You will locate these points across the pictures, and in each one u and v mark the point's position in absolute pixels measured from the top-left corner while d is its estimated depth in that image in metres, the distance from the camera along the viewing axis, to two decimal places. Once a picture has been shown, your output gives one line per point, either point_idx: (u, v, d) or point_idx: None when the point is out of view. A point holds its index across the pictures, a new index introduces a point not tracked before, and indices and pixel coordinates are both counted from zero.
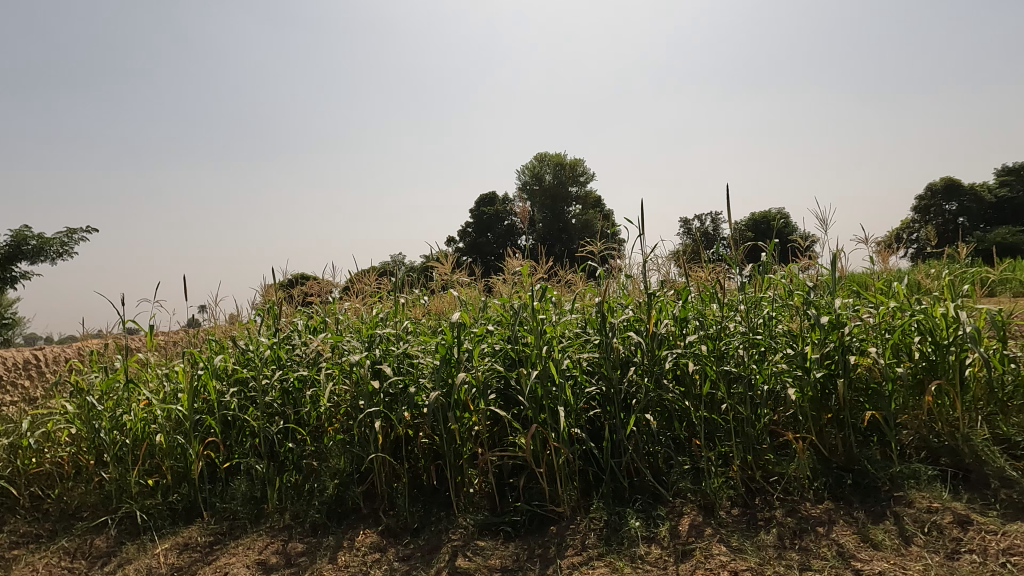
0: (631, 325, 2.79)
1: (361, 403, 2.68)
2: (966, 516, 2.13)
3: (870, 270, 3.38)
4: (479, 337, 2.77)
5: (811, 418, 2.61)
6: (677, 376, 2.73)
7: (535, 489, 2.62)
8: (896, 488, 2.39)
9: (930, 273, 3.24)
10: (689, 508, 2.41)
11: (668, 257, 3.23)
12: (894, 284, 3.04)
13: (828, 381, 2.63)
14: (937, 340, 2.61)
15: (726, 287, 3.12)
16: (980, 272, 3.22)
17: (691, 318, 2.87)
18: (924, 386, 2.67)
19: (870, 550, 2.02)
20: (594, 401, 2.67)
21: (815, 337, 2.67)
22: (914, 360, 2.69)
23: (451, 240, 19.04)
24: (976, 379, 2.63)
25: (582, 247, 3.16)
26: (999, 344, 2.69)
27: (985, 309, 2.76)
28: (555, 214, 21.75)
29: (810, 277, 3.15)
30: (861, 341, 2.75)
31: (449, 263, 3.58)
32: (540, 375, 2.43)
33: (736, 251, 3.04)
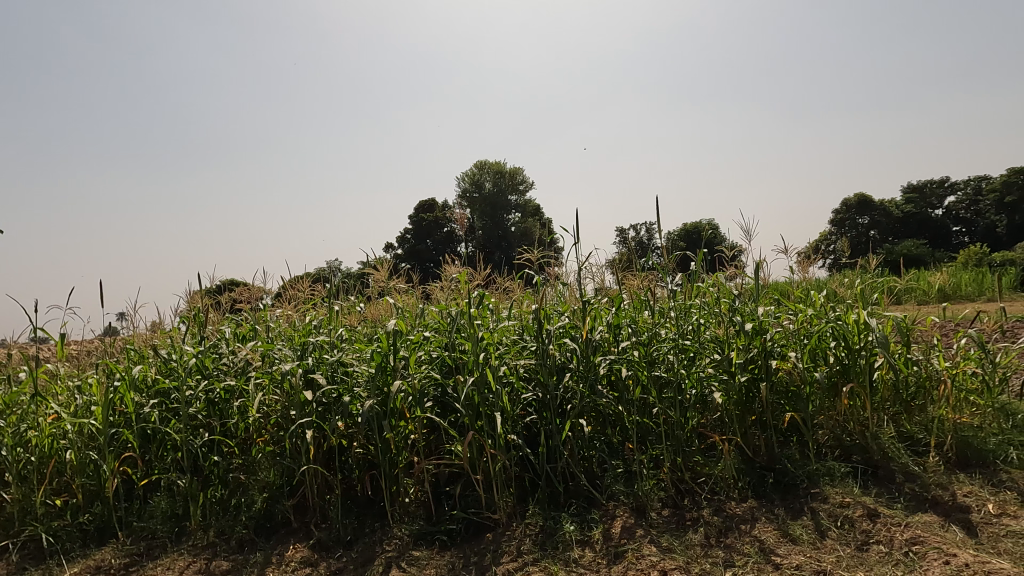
0: (567, 331, 2.84)
1: (292, 413, 2.60)
2: (875, 509, 2.28)
3: (791, 280, 3.57)
4: (416, 344, 2.74)
5: (736, 420, 2.73)
6: (612, 381, 2.79)
7: (471, 496, 2.61)
8: (813, 485, 2.53)
9: (844, 282, 3.46)
10: (622, 511, 2.46)
11: (604, 265, 3.31)
12: (811, 293, 3.23)
13: (752, 385, 2.77)
14: (850, 345, 2.79)
15: (657, 294, 3.23)
16: (888, 281, 3.46)
17: (624, 326, 2.95)
18: (838, 388, 2.84)
19: (789, 545, 2.13)
20: (531, 408, 2.70)
21: (740, 342, 2.80)
22: (830, 364, 2.85)
23: (389, 246, 18.77)
24: (884, 381, 2.82)
25: (519, 255, 3.18)
26: (904, 349, 2.90)
27: (892, 315, 2.97)
28: (495, 222, 21.83)
29: (736, 285, 3.28)
30: (782, 347, 2.89)
31: (385, 269, 3.54)
32: (477, 382, 2.43)
33: (668, 260, 3.15)
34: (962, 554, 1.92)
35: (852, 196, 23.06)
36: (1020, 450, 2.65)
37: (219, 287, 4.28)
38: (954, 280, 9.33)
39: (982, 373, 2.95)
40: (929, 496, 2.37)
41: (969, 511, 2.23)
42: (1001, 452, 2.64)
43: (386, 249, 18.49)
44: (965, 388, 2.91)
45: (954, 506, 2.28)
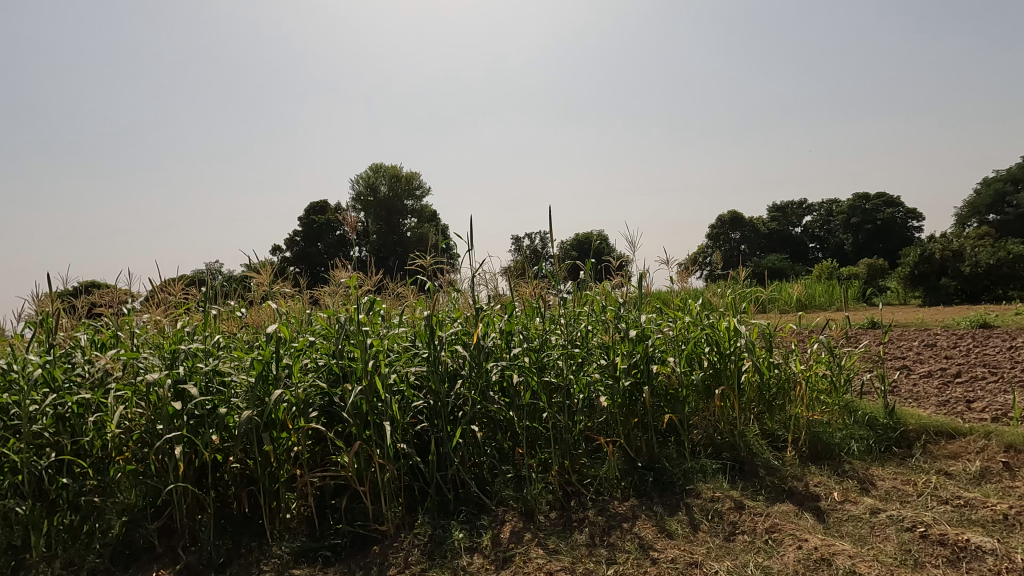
0: (459, 338, 2.83)
1: (159, 427, 2.38)
2: (741, 502, 2.47)
3: (671, 288, 3.80)
4: (300, 352, 2.61)
5: (620, 422, 2.86)
6: (503, 388, 2.82)
7: (358, 509, 2.53)
8: (687, 482, 2.70)
9: (717, 292, 3.74)
10: (511, 516, 2.49)
11: (497, 272, 3.34)
12: (688, 302, 3.46)
13: (635, 389, 2.91)
14: (721, 350, 3.03)
15: (548, 302, 3.31)
16: (755, 292, 3.78)
17: (516, 332, 2.99)
18: (711, 390, 3.05)
19: (665, 539, 2.25)
20: (421, 416, 2.66)
21: (623, 348, 2.95)
22: (704, 368, 3.06)
23: (276, 249, 17.84)
24: (750, 383, 3.08)
25: (412, 261, 3.14)
26: (767, 353, 3.18)
27: (757, 322, 3.26)
28: (390, 227, 21.41)
29: (622, 293, 3.45)
30: (662, 352, 3.07)
31: (268, 272, 3.34)
32: (366, 390, 2.35)
33: (559, 268, 3.24)
34: (812, 538, 2.13)
35: (726, 214, 25.21)
36: (859, 442, 2.99)
37: (75, 290, 3.83)
38: (808, 292, 10.43)
39: (830, 374, 3.31)
40: (786, 487, 2.61)
41: (819, 499, 2.47)
42: (844, 444, 2.97)
43: (273, 252, 17.58)
44: (817, 389, 3.25)
45: (807, 495, 2.52)
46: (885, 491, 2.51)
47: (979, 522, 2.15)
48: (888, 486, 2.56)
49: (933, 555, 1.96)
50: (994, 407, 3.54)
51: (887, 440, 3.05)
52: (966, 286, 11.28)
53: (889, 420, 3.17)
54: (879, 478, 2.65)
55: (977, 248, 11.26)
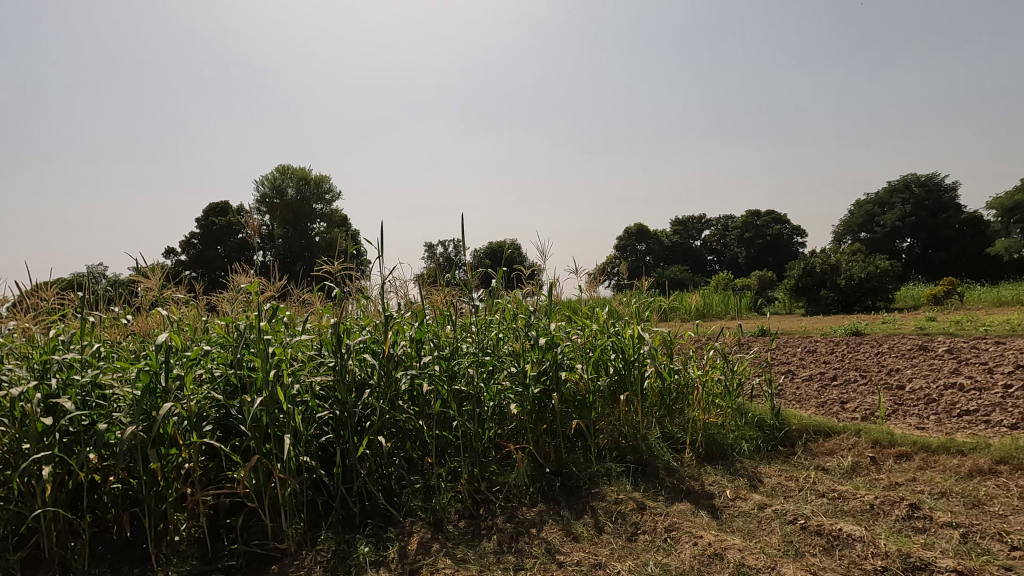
0: (367, 346, 2.77)
1: (25, 446, 2.14)
2: (643, 503, 2.57)
3: (580, 297, 3.91)
4: (193, 361, 2.45)
5: (529, 429, 2.90)
6: (412, 397, 2.78)
7: (255, 527, 2.40)
8: (593, 485, 2.78)
9: (623, 301, 3.89)
10: (418, 527, 2.45)
11: (408, 280, 3.29)
12: (595, 311, 3.58)
13: (544, 396, 2.96)
14: (626, 357, 3.15)
15: (459, 310, 3.30)
16: (658, 301, 3.97)
17: (426, 340, 2.96)
18: (616, 396, 3.16)
19: (572, 542, 2.30)
20: (326, 427, 2.57)
21: (533, 356, 2.99)
22: (610, 374, 3.16)
23: (170, 252, 16.65)
24: (653, 389, 3.23)
25: (319, 267, 3.03)
26: (667, 359, 3.34)
27: (658, 330, 3.43)
28: (297, 231, 20.59)
29: (532, 302, 3.50)
30: (571, 359, 3.14)
31: (160, 276, 3.11)
32: (266, 401, 2.24)
33: (471, 276, 3.25)
34: (707, 535, 2.25)
35: (632, 227, 26.28)
36: (749, 442, 3.20)
37: None
38: (705, 302, 11.09)
39: (724, 379, 3.53)
40: (684, 487, 2.74)
41: (713, 497, 2.62)
42: (736, 444, 3.17)
43: (167, 254, 16.40)
44: (713, 393, 3.45)
45: (702, 494, 2.66)
46: (771, 487, 2.70)
47: (849, 512, 2.36)
48: (774, 482, 2.76)
49: (811, 544, 2.13)
50: (864, 407, 3.91)
51: (773, 439, 3.29)
52: (842, 298, 12.35)
53: (775, 420, 3.43)
54: (766, 475, 2.85)
55: (851, 263, 12.41)
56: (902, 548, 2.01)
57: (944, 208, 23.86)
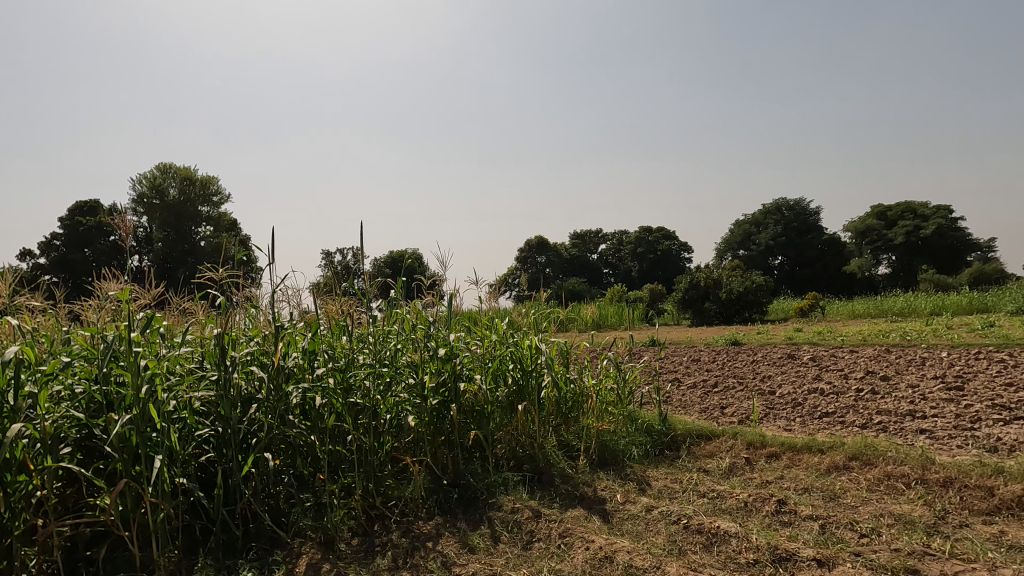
0: (255, 358, 2.62)
1: None
2: (539, 511, 2.61)
3: (480, 307, 3.93)
4: (49, 377, 2.19)
5: (427, 441, 2.87)
6: (304, 411, 2.66)
7: (120, 558, 2.18)
8: (490, 495, 2.80)
9: (522, 312, 3.96)
10: (308, 547, 2.34)
11: (301, 289, 3.16)
12: (495, 321, 3.61)
13: (442, 407, 2.94)
14: (524, 367, 3.21)
15: (356, 320, 3.21)
16: (555, 313, 4.08)
17: (320, 351, 2.85)
18: (514, 406, 3.20)
19: (468, 554, 2.29)
20: (207, 446, 2.40)
21: (432, 367, 2.97)
22: (508, 384, 3.20)
23: (25, 253, 14.86)
24: (549, 398, 3.31)
25: (202, 274, 2.83)
26: (564, 369, 3.44)
27: (556, 340, 3.52)
28: (179, 234, 19.14)
29: (432, 312, 3.48)
30: (470, 369, 3.14)
31: (10, 281, 2.76)
32: (137, 419, 2.05)
33: (369, 285, 3.17)
34: (598, 539, 2.32)
35: (533, 239, 26.83)
36: (639, 448, 3.36)
37: None
38: (601, 313, 11.52)
39: (617, 388, 3.69)
40: (578, 493, 2.82)
41: (605, 502, 2.72)
42: (627, 450, 3.32)
43: (21, 255, 14.65)
44: (606, 401, 3.59)
45: (594, 499, 2.75)
46: (658, 490, 2.84)
47: (726, 510, 2.53)
48: (661, 484, 2.91)
49: (692, 542, 2.26)
50: (740, 412, 4.22)
51: (660, 444, 3.47)
52: (723, 309, 13.28)
53: (662, 426, 3.63)
54: (654, 479, 2.99)
55: (731, 277, 13.41)
56: (771, 541, 2.19)
57: (809, 229, 26.41)
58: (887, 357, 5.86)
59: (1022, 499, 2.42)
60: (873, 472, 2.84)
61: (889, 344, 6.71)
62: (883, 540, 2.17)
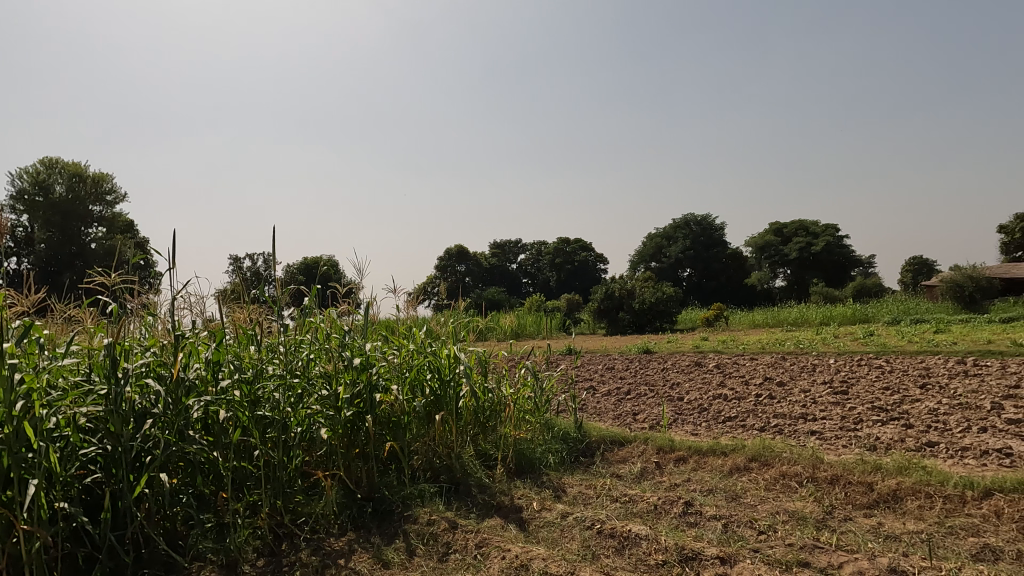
0: (151, 370, 2.44)
1: None
2: (455, 522, 2.59)
3: (397, 316, 3.86)
4: None
5: (340, 454, 2.77)
6: (206, 425, 2.50)
7: None
8: (405, 508, 2.74)
9: (441, 321, 3.92)
10: (208, 571, 2.20)
11: (205, 296, 2.98)
12: (413, 331, 3.55)
13: (357, 419, 2.85)
14: (442, 377, 3.18)
15: (265, 329, 3.06)
16: (474, 322, 4.07)
17: (225, 362, 2.69)
18: (432, 416, 3.16)
19: (382, 570, 2.23)
20: (94, 465, 2.20)
21: (346, 378, 2.88)
22: (426, 395, 3.16)
23: None
24: (467, 408, 3.30)
25: (92, 279, 2.61)
26: (482, 379, 3.44)
27: (474, 349, 3.51)
28: (66, 235, 17.55)
29: (347, 321, 3.37)
30: (386, 380, 3.07)
31: None
32: (10, 439, 1.85)
33: (280, 292, 3.03)
34: (514, 548, 2.33)
35: (453, 248, 26.75)
36: (555, 455, 3.41)
37: None
38: (519, 323, 11.64)
39: (534, 396, 3.73)
40: (495, 503, 2.82)
41: (521, 510, 2.73)
42: (543, 458, 3.36)
43: None
44: (523, 409, 3.62)
45: (511, 508, 2.76)
46: (573, 496, 2.90)
47: (637, 514, 2.61)
48: (576, 491, 2.96)
49: (605, 546, 2.32)
50: (651, 418, 4.38)
51: (576, 451, 3.54)
52: (635, 319, 13.77)
53: (578, 433, 3.71)
54: (569, 485, 3.04)
55: (644, 288, 13.94)
56: (678, 541, 2.28)
57: (715, 244, 27.97)
58: (783, 364, 6.29)
59: (897, 493, 2.66)
60: (770, 472, 3.03)
61: (784, 352, 7.19)
62: (778, 535, 2.32)
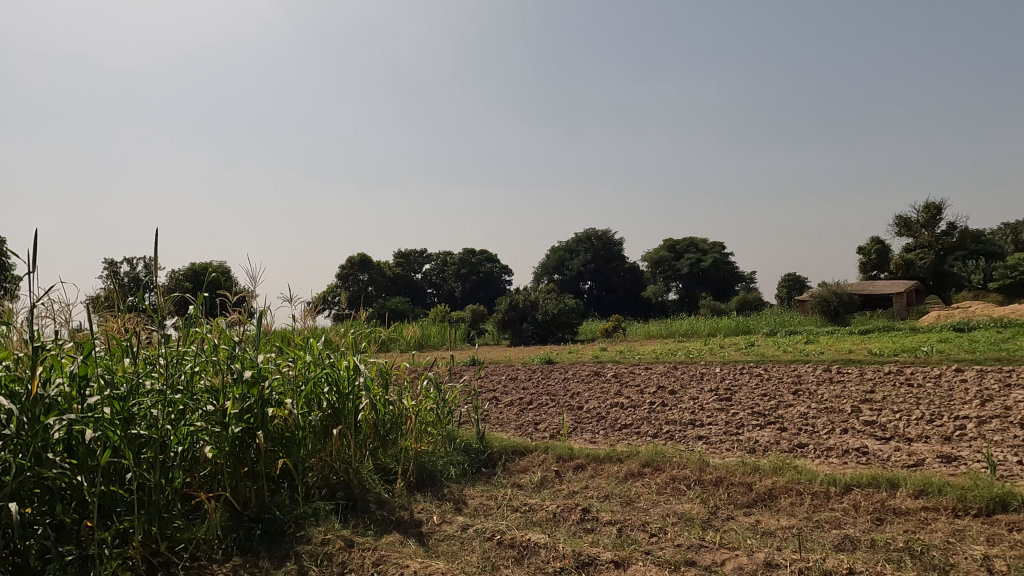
0: (3, 386, 2.17)
1: None
2: (351, 540, 2.50)
3: (293, 326, 3.69)
4: None
5: (226, 474, 2.59)
6: (69, 447, 2.26)
7: None
8: (297, 529, 2.62)
9: (340, 332, 3.80)
10: None
11: (72, 303, 2.70)
12: (310, 342, 3.40)
13: (246, 435, 2.69)
14: (340, 390, 3.07)
15: (143, 340, 2.82)
16: (376, 333, 3.98)
17: (94, 377, 2.45)
18: (328, 431, 3.04)
19: None
20: None
21: (236, 392, 2.70)
22: (322, 409, 3.04)
23: None
24: (367, 421, 3.20)
25: None
26: (382, 391, 3.36)
27: (375, 361, 3.43)
28: None
29: (237, 331, 3.18)
30: (280, 394, 2.91)
31: None
32: None
33: (161, 301, 2.81)
34: (413, 563, 2.29)
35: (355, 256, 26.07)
36: (456, 467, 3.39)
37: None
38: (422, 334, 11.50)
39: (436, 408, 3.69)
40: (394, 518, 2.75)
41: (421, 524, 2.68)
42: (444, 470, 3.33)
43: None
44: (425, 421, 3.58)
45: (411, 523, 2.71)
46: (473, 507, 2.89)
47: (536, 523, 2.65)
48: (477, 502, 2.96)
49: (504, 557, 2.33)
50: (552, 427, 4.47)
51: (477, 462, 3.54)
52: (538, 330, 14.04)
53: (480, 444, 3.71)
54: (470, 497, 3.03)
55: (547, 300, 14.26)
56: (576, 548, 2.33)
57: (614, 258, 29.15)
58: (675, 373, 6.65)
59: (772, 491, 2.88)
60: (661, 476, 3.18)
61: (676, 362, 7.62)
62: (668, 537, 2.44)
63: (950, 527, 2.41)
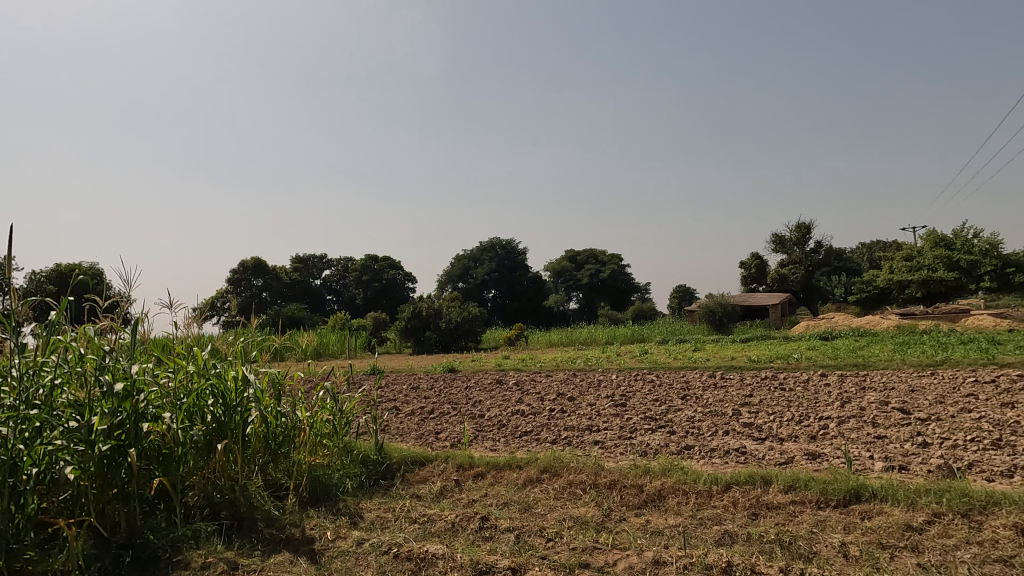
0: None
1: None
2: (235, 562, 2.35)
3: (174, 335, 3.42)
4: None
5: (91, 497, 2.35)
6: None
7: None
8: (174, 553, 2.42)
9: (228, 340, 3.58)
10: None
11: None
12: (194, 351, 3.17)
13: (116, 453, 2.46)
14: (227, 402, 2.89)
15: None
16: (268, 341, 3.78)
17: None
18: (213, 446, 2.84)
19: None
20: None
21: (105, 406, 2.47)
22: (206, 422, 2.84)
23: None
24: (256, 434, 3.03)
25: None
26: (274, 402, 3.20)
27: (267, 370, 3.25)
28: None
29: (109, 340, 2.90)
30: (157, 407, 2.69)
31: None
32: None
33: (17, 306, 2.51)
34: None
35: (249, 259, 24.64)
36: (353, 479, 3.28)
37: None
38: (320, 342, 11.08)
39: (333, 420, 3.55)
40: (283, 536, 2.62)
41: (313, 541, 2.57)
42: (340, 483, 3.21)
43: None
44: (320, 433, 3.44)
45: (302, 540, 2.59)
46: (370, 521, 2.80)
47: (435, 533, 2.62)
48: (374, 515, 2.88)
49: (401, 570, 2.28)
50: (452, 436, 4.45)
51: (375, 474, 3.45)
52: (442, 338, 13.96)
53: (378, 455, 3.63)
54: (367, 510, 2.94)
55: (450, 309, 14.22)
56: (473, 557, 2.33)
57: (518, 267, 29.61)
58: (574, 380, 6.85)
59: (661, 492, 3.04)
60: (558, 481, 3.26)
61: (575, 369, 7.85)
62: (563, 541, 2.49)
63: (814, 518, 2.65)
